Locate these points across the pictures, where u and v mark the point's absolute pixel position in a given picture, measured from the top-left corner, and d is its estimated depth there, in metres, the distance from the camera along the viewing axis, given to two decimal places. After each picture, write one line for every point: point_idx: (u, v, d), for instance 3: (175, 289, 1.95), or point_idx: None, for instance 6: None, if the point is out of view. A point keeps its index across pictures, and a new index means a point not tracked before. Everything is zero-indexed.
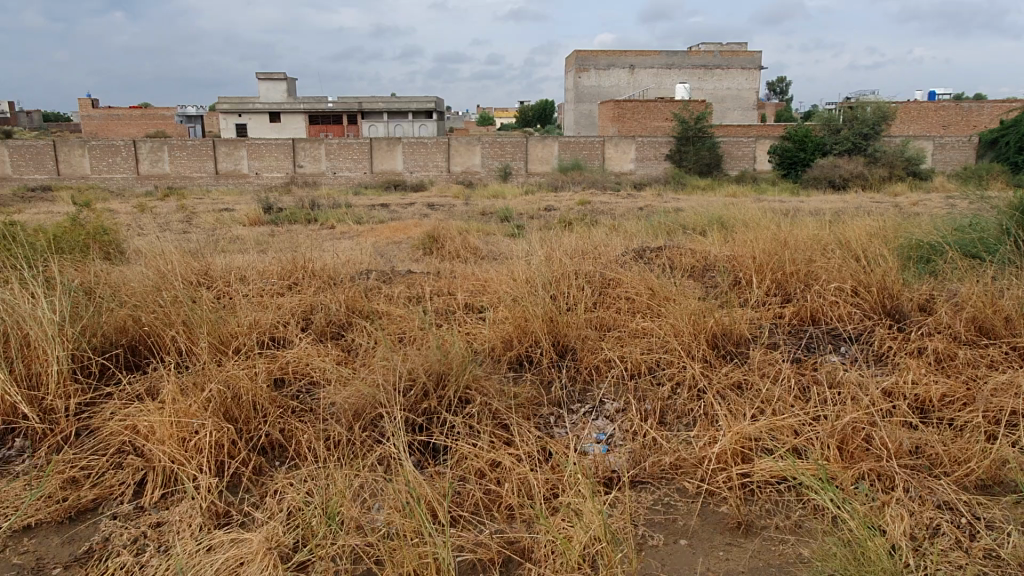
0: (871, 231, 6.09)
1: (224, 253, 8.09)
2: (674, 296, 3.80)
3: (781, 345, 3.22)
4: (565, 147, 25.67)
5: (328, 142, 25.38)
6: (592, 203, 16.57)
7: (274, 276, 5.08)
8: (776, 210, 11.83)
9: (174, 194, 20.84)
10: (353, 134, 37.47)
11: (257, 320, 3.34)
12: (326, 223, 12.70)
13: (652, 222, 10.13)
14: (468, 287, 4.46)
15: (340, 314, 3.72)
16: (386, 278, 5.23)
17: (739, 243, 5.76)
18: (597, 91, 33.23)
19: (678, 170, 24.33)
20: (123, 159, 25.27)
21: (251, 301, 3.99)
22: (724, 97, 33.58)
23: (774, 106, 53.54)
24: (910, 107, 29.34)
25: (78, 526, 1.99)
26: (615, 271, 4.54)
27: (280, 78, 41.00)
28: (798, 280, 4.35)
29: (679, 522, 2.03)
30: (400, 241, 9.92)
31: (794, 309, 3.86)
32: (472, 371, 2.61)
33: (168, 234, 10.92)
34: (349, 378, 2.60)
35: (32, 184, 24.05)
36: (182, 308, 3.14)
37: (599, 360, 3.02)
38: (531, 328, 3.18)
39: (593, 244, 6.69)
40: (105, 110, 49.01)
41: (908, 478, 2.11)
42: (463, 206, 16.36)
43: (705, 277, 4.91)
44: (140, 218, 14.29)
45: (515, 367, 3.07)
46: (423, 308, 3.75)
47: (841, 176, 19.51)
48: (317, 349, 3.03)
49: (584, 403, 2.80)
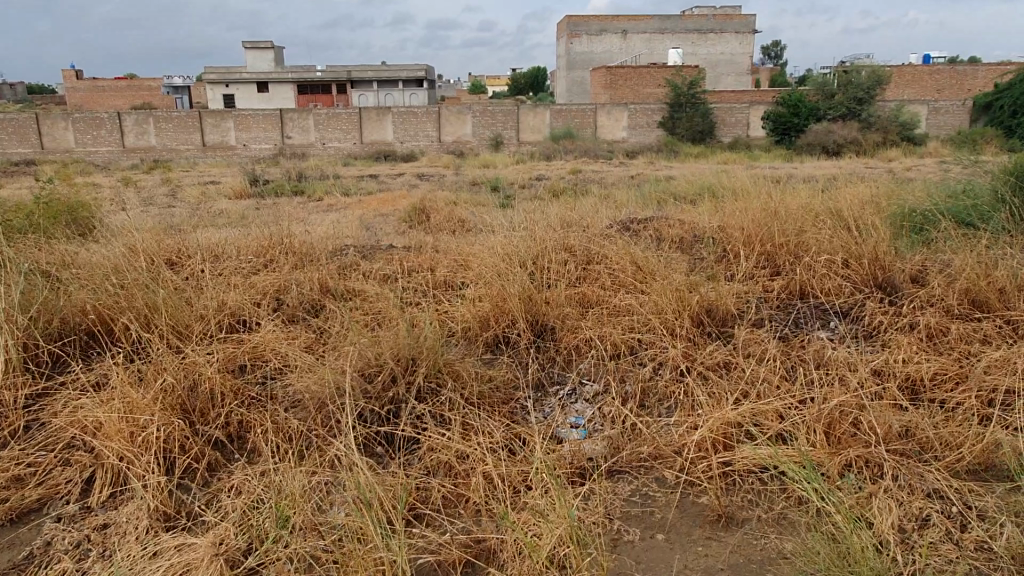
0: (863, 199, 5.97)
1: (206, 227, 7.92)
2: (659, 273, 3.66)
3: (768, 323, 3.11)
4: (557, 115, 25.30)
5: (317, 112, 24.98)
6: (583, 171, 16.39)
7: (249, 251, 4.91)
8: (768, 178, 11.69)
9: (160, 167, 20.50)
10: (342, 103, 36.83)
11: (223, 302, 3.19)
12: (314, 195, 12.50)
13: (644, 191, 9.95)
14: (449, 262, 4.31)
15: (313, 293, 3.58)
16: (367, 253, 5.08)
17: (731, 212, 5.62)
18: (588, 57, 32.75)
19: (671, 137, 24.05)
20: (108, 132, 24.84)
21: (222, 281, 3.84)
22: (717, 62, 33.12)
23: (767, 71, 52.93)
24: (904, 71, 29.01)
25: (20, 528, 1.88)
26: (600, 243, 4.41)
27: (267, 46, 40.19)
28: (787, 252, 4.22)
29: (656, 515, 1.92)
30: (387, 214, 9.74)
31: (781, 282, 3.74)
32: (444, 355, 2.48)
33: (151, 209, 10.73)
34: (313, 363, 2.47)
35: (15, 158, 23.65)
36: (142, 291, 2.99)
37: (579, 339, 2.89)
38: (508, 307, 3.04)
39: (582, 215, 6.54)
40: (89, 82, 48.11)
41: (897, 465, 2.00)
42: (454, 176, 16.15)
43: (693, 250, 4.77)
44: (125, 192, 14.03)
45: (491, 349, 2.95)
46: (399, 288, 3.61)
47: (835, 141, 19.31)
48: (284, 331, 2.90)
49: (562, 385, 2.69)
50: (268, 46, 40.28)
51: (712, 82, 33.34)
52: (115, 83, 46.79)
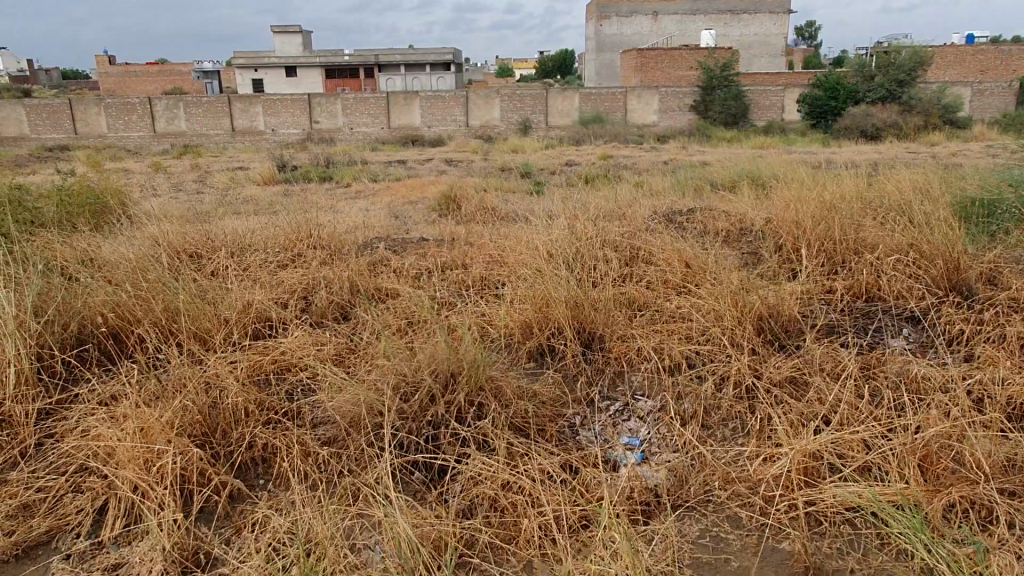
0: (918, 188, 5.61)
1: (234, 215, 7.79)
2: (712, 274, 3.40)
3: (838, 332, 2.84)
4: (586, 99, 24.89)
5: (345, 97, 24.85)
6: (614, 156, 16.02)
7: (277, 242, 4.73)
8: (808, 163, 11.26)
9: (190, 152, 20.57)
10: (370, 87, 36.68)
11: (249, 302, 3.01)
12: (342, 181, 12.35)
13: (679, 177, 9.62)
14: (484, 258, 4.07)
15: (344, 292, 3.38)
16: (398, 247, 4.87)
17: (779, 202, 5.32)
18: (618, 40, 32.16)
19: (703, 121, 23.49)
20: (140, 117, 24.97)
21: (249, 279, 3.66)
22: (751, 43, 32.26)
23: (801, 52, 51.62)
24: (947, 51, 27.98)
25: (25, 567, 1.69)
26: (645, 238, 4.15)
27: (295, 30, 40.11)
28: (848, 248, 3.92)
29: (734, 564, 1.68)
30: (416, 201, 9.53)
31: (843, 283, 3.46)
32: (486, 370, 2.26)
33: (181, 196, 10.67)
34: (344, 378, 2.27)
35: (50, 143, 23.87)
36: (166, 294, 2.81)
37: (631, 351, 2.65)
38: (552, 313, 2.81)
39: (619, 206, 6.27)
40: (122, 66, 48.50)
41: (1011, 509, 1.74)
42: (482, 161, 15.92)
43: (742, 246, 4.49)
44: (155, 178, 14.03)
45: (535, 359, 2.72)
46: (434, 289, 3.39)
47: (875, 125, 18.66)
48: (314, 339, 2.70)
49: (614, 402, 2.45)
50: (296, 30, 40.18)
51: (745, 63, 32.51)
52: (147, 68, 47.18)
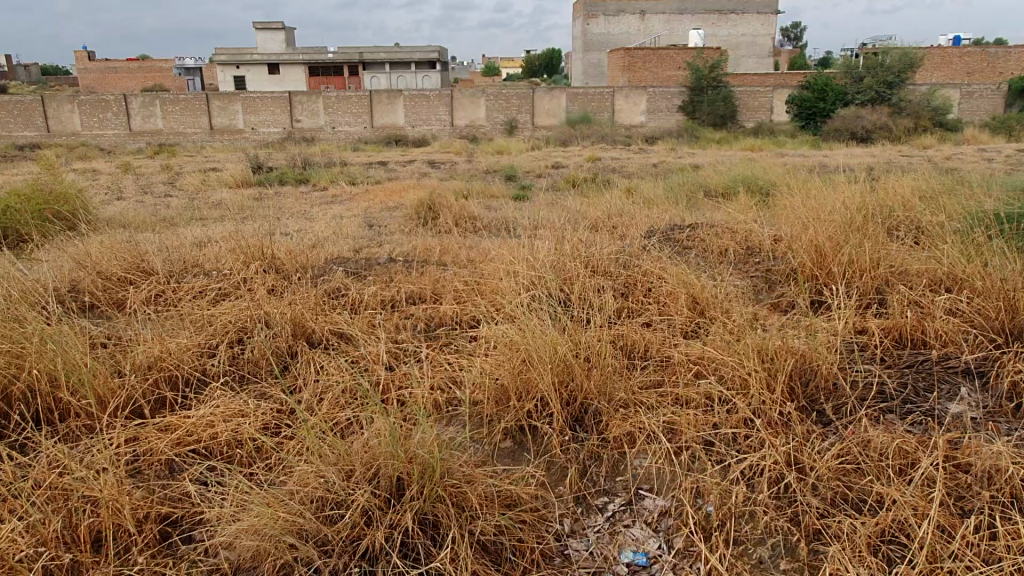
0: (937, 200, 5.08)
1: (198, 223, 7.14)
2: (727, 318, 2.85)
3: (886, 400, 2.30)
4: (574, 98, 24.28)
5: (327, 95, 24.14)
6: (602, 158, 15.54)
7: (221, 258, 4.09)
8: (803, 168, 10.75)
9: (165, 151, 19.82)
10: (354, 86, 35.61)
11: (161, 357, 2.42)
12: (319, 184, 11.70)
13: (671, 183, 9.04)
14: (458, 287, 3.48)
15: (285, 334, 2.78)
16: (363, 269, 4.26)
17: (788, 216, 4.78)
18: (606, 39, 31.67)
19: (691, 122, 22.99)
20: (115, 115, 24.10)
21: (175, 316, 3.04)
22: (738, 44, 31.84)
23: (787, 54, 51.49)
24: (933, 53, 27.67)
25: None
26: (645, 263, 3.59)
27: (278, 27, 39.29)
28: (876, 280, 3.39)
29: None
30: (394, 207, 8.88)
31: (878, 323, 2.92)
32: (444, 469, 1.70)
33: (146, 200, 9.97)
34: (254, 486, 1.69)
35: (20, 142, 22.95)
36: (45, 348, 2.20)
37: (631, 428, 2.10)
38: (533, 376, 2.23)
39: (611, 218, 5.69)
40: (101, 63, 47.44)
41: None
42: (467, 163, 15.34)
43: (749, 270, 3.94)
44: (122, 179, 13.29)
45: (511, 437, 2.15)
46: (393, 336, 2.82)
47: (864, 127, 18.18)
48: (230, 407, 2.12)
49: (612, 499, 1.90)
50: (279, 26, 39.38)
51: (733, 64, 32.09)
52: (129, 65, 46.08)
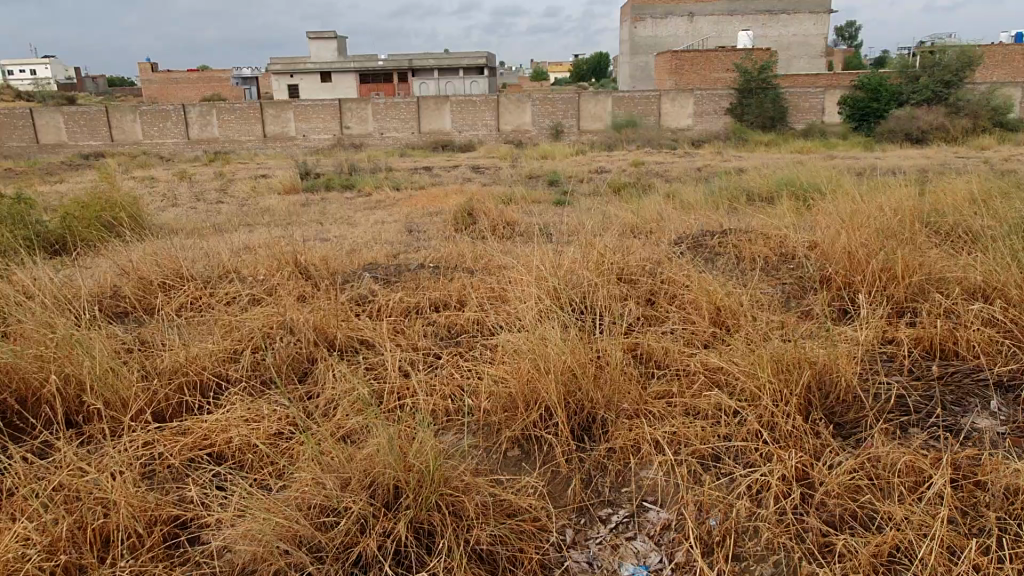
0: (985, 203, 4.88)
1: (246, 228, 7.32)
2: (747, 327, 2.81)
3: (905, 413, 2.23)
4: (620, 102, 24.08)
5: (376, 102, 24.51)
6: (646, 163, 15.41)
7: (256, 262, 4.19)
8: (852, 171, 10.45)
9: (220, 159, 20.39)
10: (404, 92, 36.30)
11: (185, 363, 2.51)
12: (364, 190, 11.88)
13: (714, 187, 8.89)
14: (482, 293, 3.50)
15: (307, 340, 2.84)
16: (394, 275, 4.31)
17: (825, 221, 4.66)
18: (653, 42, 31.39)
19: (739, 125, 22.58)
20: (174, 124, 24.91)
21: (207, 321, 3.14)
22: (790, 44, 31.16)
23: (841, 54, 50.33)
24: (996, 50, 26.58)
25: None
26: (670, 271, 3.55)
27: (330, 36, 40.13)
28: (910, 289, 3.28)
29: None
30: (435, 213, 8.95)
31: (907, 333, 2.83)
32: (441, 476, 1.73)
33: (199, 207, 10.27)
34: (257, 494, 1.74)
35: (86, 151, 23.93)
36: (75, 353, 2.30)
37: (637, 439, 2.09)
38: (542, 386, 2.24)
39: (646, 224, 5.63)
40: (163, 74, 49.17)
41: None
42: (510, 168, 15.38)
43: (781, 277, 3.86)
44: (178, 186, 13.71)
45: (517, 447, 2.16)
46: (413, 345, 2.86)
47: (920, 128, 17.58)
48: (245, 412, 2.19)
49: (615, 510, 1.89)
50: (332, 35, 40.21)
51: (784, 65, 31.43)
52: (189, 75, 47.55)
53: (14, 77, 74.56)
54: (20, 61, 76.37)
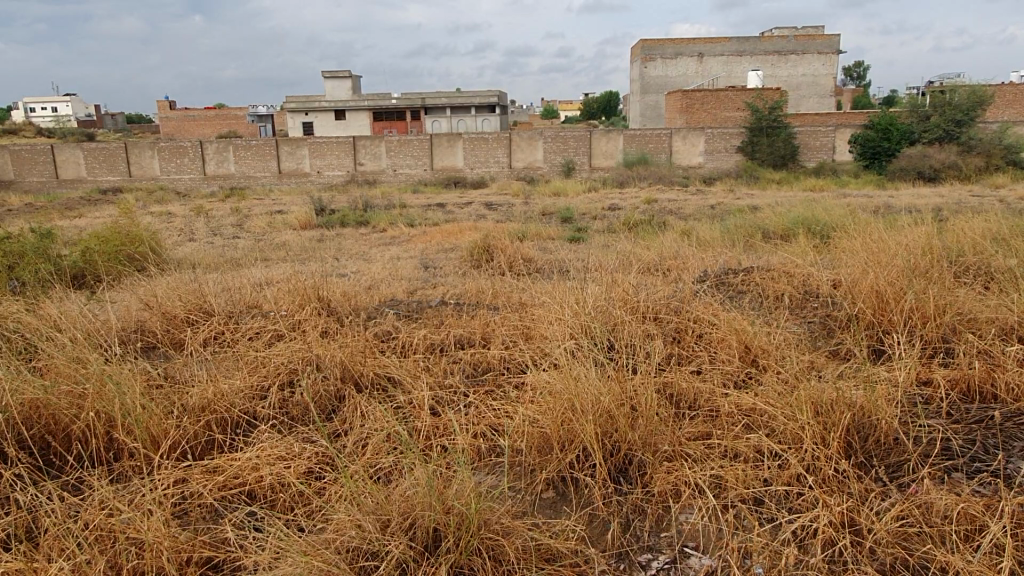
0: (1005, 243, 4.86)
1: (264, 263, 7.34)
2: (778, 367, 2.77)
3: (949, 458, 2.16)
4: (631, 139, 24.28)
5: (389, 139, 24.79)
6: (659, 200, 15.44)
7: (277, 296, 4.17)
8: (865, 208, 10.48)
9: (235, 195, 20.57)
10: (415, 128, 37.22)
11: (216, 396, 2.51)
12: (378, 226, 11.93)
13: (728, 225, 8.86)
14: (507, 332, 3.45)
15: (334, 377, 2.81)
16: (415, 311, 4.29)
17: (848, 260, 4.62)
18: (663, 82, 31.68)
19: (750, 163, 22.64)
20: (191, 160, 25.20)
21: (233, 355, 3.12)
22: (798, 85, 31.65)
23: (850, 94, 51.04)
24: (1006, 90, 26.71)
25: None
26: (696, 308, 3.51)
27: (344, 75, 40.91)
28: (940, 330, 3.22)
29: None
30: (450, 249, 8.96)
31: (944, 375, 2.76)
32: (478, 513, 1.70)
33: (215, 242, 10.32)
34: (288, 537, 1.70)
35: (104, 186, 24.16)
36: (106, 388, 2.29)
37: (674, 482, 2.05)
38: (577, 426, 2.20)
39: (665, 262, 5.61)
40: (181, 112, 50.02)
41: None
42: (523, 205, 15.44)
43: (805, 316, 3.80)
44: (193, 221, 13.80)
45: (553, 493, 2.11)
46: (438, 384, 2.81)
47: (932, 166, 17.60)
48: (275, 450, 2.17)
49: (656, 555, 1.82)
50: (346, 75, 40.99)
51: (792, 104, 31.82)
52: (205, 112, 48.30)
53: (34, 113, 76.04)
54: (45, 100, 78.44)
